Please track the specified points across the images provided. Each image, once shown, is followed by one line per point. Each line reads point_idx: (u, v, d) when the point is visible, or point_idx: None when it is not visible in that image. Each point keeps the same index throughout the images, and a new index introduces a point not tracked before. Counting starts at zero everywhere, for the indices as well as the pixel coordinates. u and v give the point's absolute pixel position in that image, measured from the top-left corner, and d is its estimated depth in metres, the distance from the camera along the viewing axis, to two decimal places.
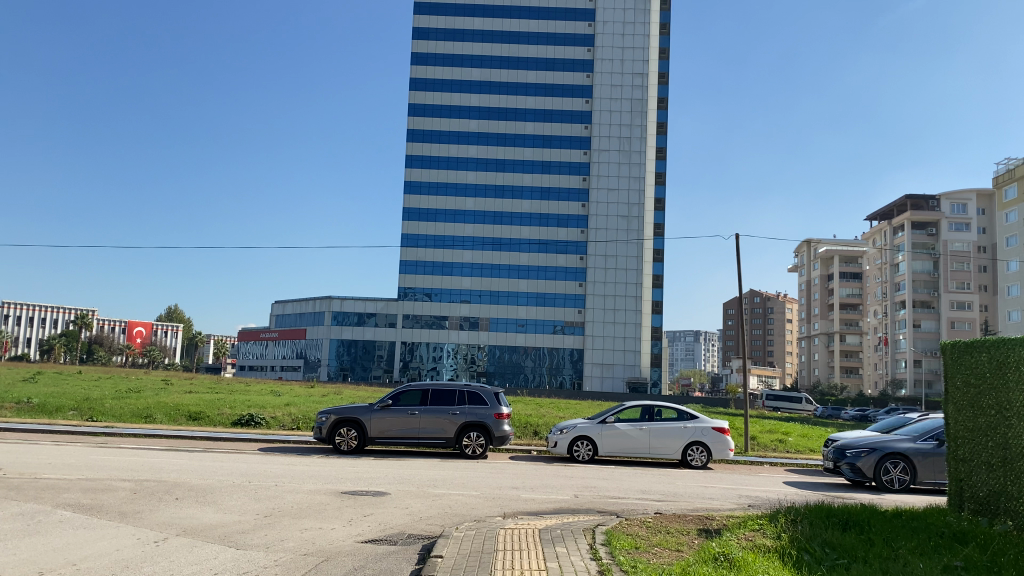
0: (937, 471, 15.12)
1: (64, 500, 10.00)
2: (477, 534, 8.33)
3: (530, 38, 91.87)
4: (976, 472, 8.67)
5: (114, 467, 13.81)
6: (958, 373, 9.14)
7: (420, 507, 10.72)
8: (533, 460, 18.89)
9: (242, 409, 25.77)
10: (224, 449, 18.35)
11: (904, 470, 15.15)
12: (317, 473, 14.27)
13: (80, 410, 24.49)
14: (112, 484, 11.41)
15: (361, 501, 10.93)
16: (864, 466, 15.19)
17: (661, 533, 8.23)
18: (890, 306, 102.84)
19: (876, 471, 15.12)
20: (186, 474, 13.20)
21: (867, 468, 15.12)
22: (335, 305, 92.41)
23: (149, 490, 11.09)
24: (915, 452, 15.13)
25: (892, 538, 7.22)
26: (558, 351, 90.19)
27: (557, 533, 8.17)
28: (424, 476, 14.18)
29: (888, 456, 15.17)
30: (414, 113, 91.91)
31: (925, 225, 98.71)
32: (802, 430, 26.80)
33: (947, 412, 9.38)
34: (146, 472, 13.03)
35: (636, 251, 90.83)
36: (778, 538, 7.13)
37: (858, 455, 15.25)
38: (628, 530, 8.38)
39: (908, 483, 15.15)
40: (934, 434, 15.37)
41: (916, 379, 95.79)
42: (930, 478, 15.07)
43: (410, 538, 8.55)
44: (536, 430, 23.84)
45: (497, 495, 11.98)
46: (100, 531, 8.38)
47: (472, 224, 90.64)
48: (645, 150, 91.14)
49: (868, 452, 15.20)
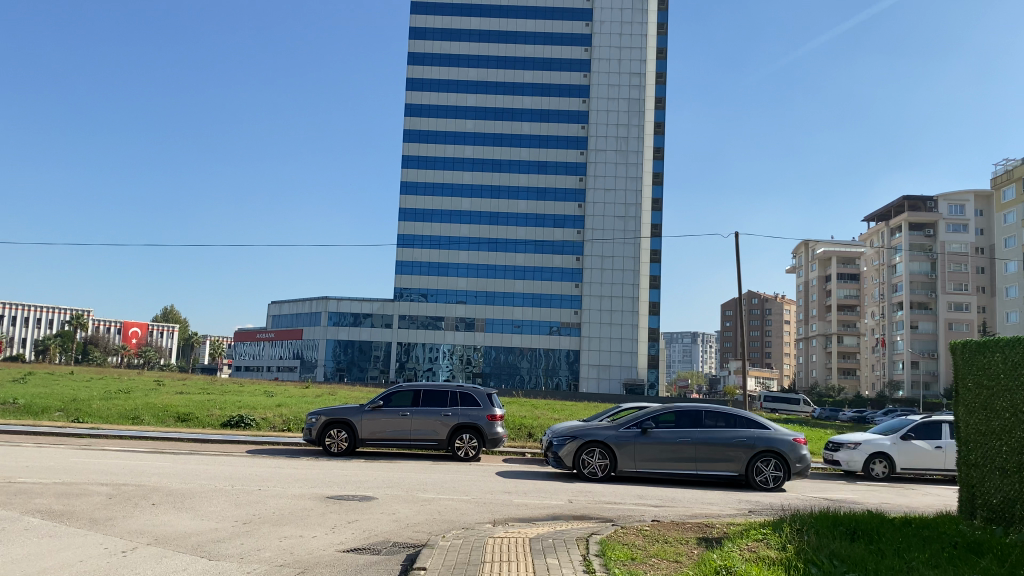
0: (639, 458, 14.65)
1: (35, 505, 9.56)
2: (465, 543, 7.91)
3: (527, 38, 91.53)
4: (990, 478, 8.27)
5: (94, 469, 13.38)
6: (970, 374, 8.73)
7: (408, 513, 10.30)
8: (527, 462, 18.48)
9: (232, 411, 25.31)
10: (210, 452, 17.89)
11: (604, 458, 14.72)
12: (304, 476, 13.84)
13: (66, 411, 24.03)
14: (87, 488, 10.97)
15: (346, 507, 10.50)
16: (565, 454, 14.79)
17: (659, 542, 7.82)
18: (887, 307, 102.59)
19: (575, 458, 14.76)
20: (167, 477, 12.75)
21: (566, 456, 14.74)
22: (331, 306, 91.94)
23: (126, 495, 10.64)
24: (613, 439, 14.72)
25: (904, 549, 6.80)
26: (555, 352, 89.71)
27: (550, 543, 7.75)
28: (413, 480, 13.76)
29: (589, 443, 14.74)
30: (410, 114, 91.57)
31: (922, 225, 98.18)
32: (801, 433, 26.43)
33: (957, 415, 8.98)
34: (125, 476, 12.58)
35: (633, 251, 90.50)
36: (783, 549, 6.71)
37: (560, 442, 14.87)
38: (623, 538, 7.96)
39: (609, 472, 14.70)
40: (639, 422, 14.88)
41: (914, 380, 95.40)
42: (629, 465, 14.61)
43: (394, 547, 8.12)
44: (531, 432, 23.42)
45: (488, 500, 11.56)
46: (66, 539, 7.94)
47: (468, 224, 90.21)
48: (642, 150, 90.80)
49: (568, 439, 14.82)
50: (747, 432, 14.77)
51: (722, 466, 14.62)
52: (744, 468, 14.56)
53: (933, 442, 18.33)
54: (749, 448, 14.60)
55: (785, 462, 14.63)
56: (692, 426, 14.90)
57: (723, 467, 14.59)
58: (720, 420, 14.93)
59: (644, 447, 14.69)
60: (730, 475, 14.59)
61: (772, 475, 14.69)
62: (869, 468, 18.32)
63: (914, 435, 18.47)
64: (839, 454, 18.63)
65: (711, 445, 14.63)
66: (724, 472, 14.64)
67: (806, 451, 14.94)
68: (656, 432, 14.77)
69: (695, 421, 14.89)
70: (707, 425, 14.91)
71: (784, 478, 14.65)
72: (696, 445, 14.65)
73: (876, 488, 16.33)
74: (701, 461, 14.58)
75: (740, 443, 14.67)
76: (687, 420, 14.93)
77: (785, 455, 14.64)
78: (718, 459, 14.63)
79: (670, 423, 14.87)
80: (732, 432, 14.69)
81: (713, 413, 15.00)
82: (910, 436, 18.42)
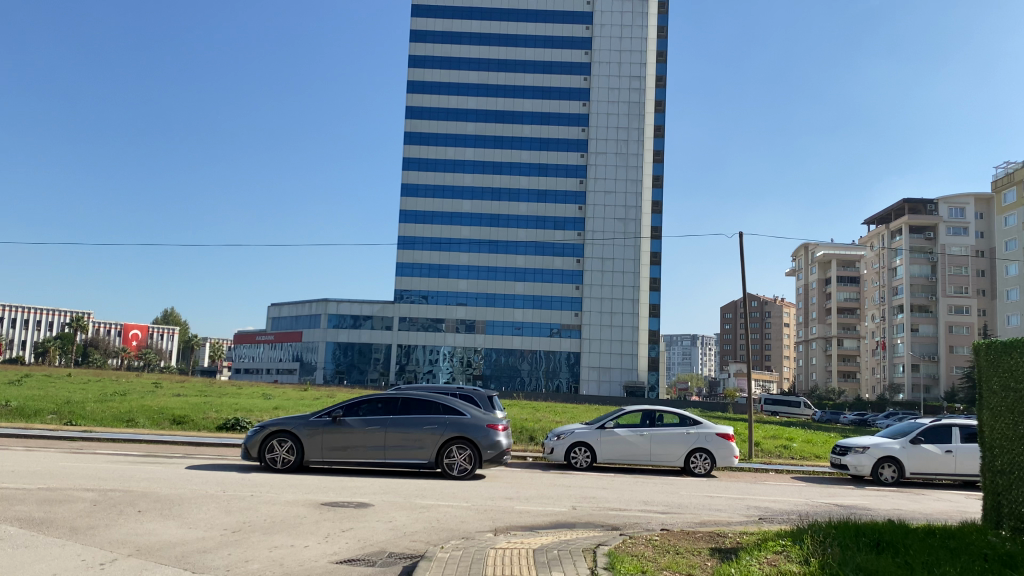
0: (327, 449, 14.26)
1: (14, 514, 9.13)
2: (465, 554, 7.48)
3: (528, 41, 91.15)
4: (1018, 487, 7.84)
5: (82, 474, 12.93)
6: (995, 377, 8.31)
7: (406, 521, 9.87)
8: (529, 466, 18.02)
9: (228, 413, 24.83)
10: (204, 456, 17.44)
11: (291, 449, 14.30)
12: (299, 480, 13.41)
13: (59, 414, 23.59)
14: (70, 494, 10.51)
15: (341, 514, 10.06)
16: (253, 446, 14.35)
17: (669, 553, 7.40)
18: (888, 309, 102.02)
19: (262, 450, 14.28)
20: (157, 482, 12.30)
21: (252, 447, 14.27)
22: (330, 308, 91.44)
23: (111, 501, 10.21)
24: (301, 429, 14.34)
25: (930, 565, 6.38)
26: (555, 355, 89.19)
27: (555, 554, 7.32)
28: (412, 485, 13.32)
29: (274, 434, 14.30)
30: (410, 116, 90.98)
31: (923, 228, 97.58)
32: (807, 436, 25.98)
33: (979, 419, 8.56)
34: (112, 480, 12.11)
35: (633, 254, 90.16)
36: (806, 563, 6.27)
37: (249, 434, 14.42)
38: (632, 550, 7.54)
39: (295, 461, 14.27)
40: (331, 410, 14.55)
41: (915, 383, 94.77)
42: (315, 455, 14.24)
43: (390, 559, 7.71)
44: (533, 435, 22.99)
45: (488, 508, 11.13)
46: (42, 551, 7.50)
47: (468, 226, 89.77)
48: (643, 153, 90.43)
49: (258, 429, 14.39)
50: (442, 418, 14.52)
51: (415, 455, 14.30)
52: (433, 455, 14.27)
53: (943, 447, 17.86)
54: (439, 436, 14.33)
55: (477, 448, 14.40)
56: (387, 413, 14.59)
57: (414, 456, 14.29)
58: (417, 406, 14.67)
59: (333, 437, 14.32)
60: (420, 463, 14.26)
61: (462, 462, 14.41)
62: (878, 472, 17.86)
63: (924, 439, 17.97)
64: (847, 458, 18.17)
65: (403, 432, 14.34)
66: (413, 460, 14.30)
67: (503, 439, 14.65)
68: (346, 421, 14.41)
69: (390, 409, 14.60)
70: (407, 413, 14.65)
71: (476, 468, 14.38)
72: (388, 433, 14.34)
73: (886, 493, 15.88)
74: (389, 449, 14.26)
75: (431, 430, 14.40)
76: (393, 408, 14.65)
77: (477, 440, 14.40)
78: (411, 447, 14.30)
79: (371, 411, 14.57)
80: (422, 418, 14.42)
81: (414, 400, 14.72)
82: (919, 439, 17.95)
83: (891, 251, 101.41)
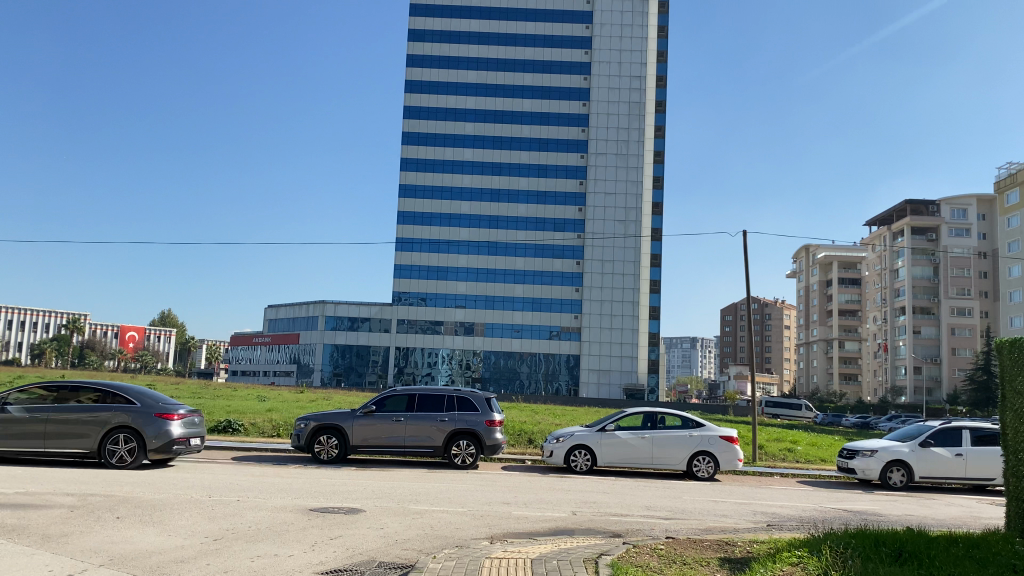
0: None
1: None
2: (457, 564, 7.04)
3: (527, 41, 90.78)
4: None
5: (63, 478, 12.45)
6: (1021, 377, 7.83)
7: (398, 527, 9.43)
8: (527, 470, 17.56)
9: (220, 416, 24.34)
10: (193, 458, 16.97)
11: None
12: (290, 485, 12.94)
13: None
14: (48, 500, 10.07)
15: (331, 521, 9.61)
16: None
17: (675, 564, 6.96)
18: (890, 311, 101.47)
19: None
20: (140, 487, 11.83)
21: None
22: (329, 310, 91.00)
23: (89, 506, 9.76)
24: None
25: None
26: (555, 357, 88.72)
27: (555, 564, 6.88)
28: (407, 490, 12.85)
29: None
30: (409, 116, 90.34)
31: (925, 230, 97.16)
32: (810, 439, 25.52)
33: (1003, 422, 8.08)
34: (93, 485, 11.66)
35: (633, 256, 89.77)
36: None
37: None
38: (636, 560, 7.09)
39: None
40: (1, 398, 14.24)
41: (916, 386, 94.18)
42: None
43: (380, 569, 7.25)
44: (531, 438, 22.53)
45: (485, 513, 10.68)
46: (9, 559, 7.06)
47: (467, 227, 89.48)
48: (643, 154, 89.94)
49: None
50: (112, 408, 14.22)
51: (76, 443, 14.03)
52: (96, 445, 14.00)
53: (953, 450, 17.44)
54: (101, 425, 14.05)
55: (143, 437, 14.10)
56: (59, 402, 14.28)
57: (74, 445, 14.01)
58: (89, 395, 14.36)
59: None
60: (82, 452, 14.01)
61: (128, 452, 14.13)
62: (886, 476, 17.42)
63: (933, 442, 17.56)
64: (854, 462, 17.70)
65: (67, 420, 14.03)
66: (74, 449, 14.03)
67: (175, 429, 14.35)
68: (12, 410, 14.08)
69: (64, 398, 14.30)
70: (80, 402, 14.32)
71: (141, 458, 14.08)
72: (50, 424, 14.01)
73: (897, 498, 15.44)
74: (50, 438, 13.97)
75: (96, 418, 14.11)
76: (61, 396, 14.35)
77: (143, 430, 14.11)
78: (75, 436, 14.01)
79: (38, 399, 14.26)
80: (91, 409, 14.11)
81: (88, 390, 14.40)
82: (928, 443, 17.53)
83: (892, 252, 101.08)
